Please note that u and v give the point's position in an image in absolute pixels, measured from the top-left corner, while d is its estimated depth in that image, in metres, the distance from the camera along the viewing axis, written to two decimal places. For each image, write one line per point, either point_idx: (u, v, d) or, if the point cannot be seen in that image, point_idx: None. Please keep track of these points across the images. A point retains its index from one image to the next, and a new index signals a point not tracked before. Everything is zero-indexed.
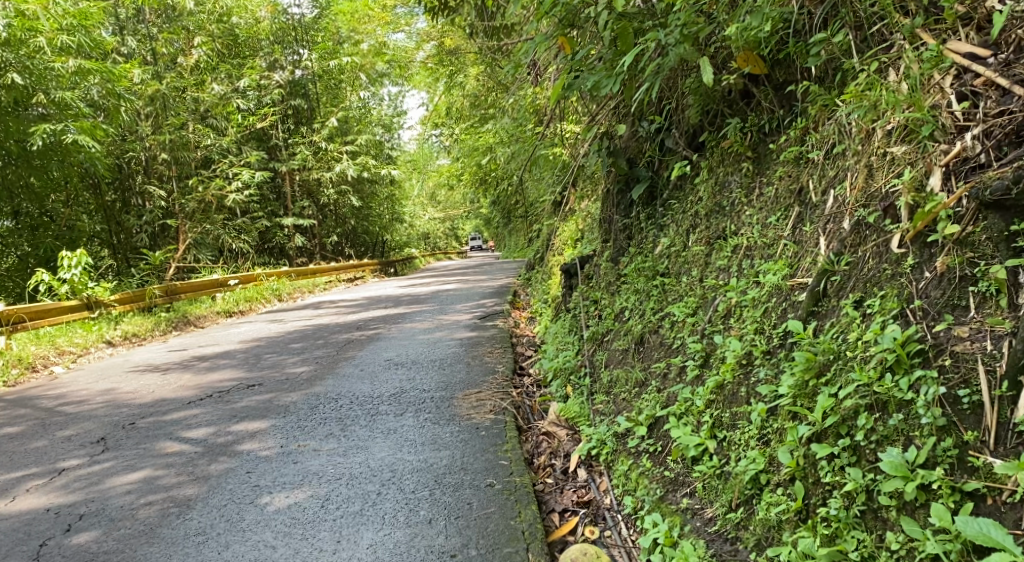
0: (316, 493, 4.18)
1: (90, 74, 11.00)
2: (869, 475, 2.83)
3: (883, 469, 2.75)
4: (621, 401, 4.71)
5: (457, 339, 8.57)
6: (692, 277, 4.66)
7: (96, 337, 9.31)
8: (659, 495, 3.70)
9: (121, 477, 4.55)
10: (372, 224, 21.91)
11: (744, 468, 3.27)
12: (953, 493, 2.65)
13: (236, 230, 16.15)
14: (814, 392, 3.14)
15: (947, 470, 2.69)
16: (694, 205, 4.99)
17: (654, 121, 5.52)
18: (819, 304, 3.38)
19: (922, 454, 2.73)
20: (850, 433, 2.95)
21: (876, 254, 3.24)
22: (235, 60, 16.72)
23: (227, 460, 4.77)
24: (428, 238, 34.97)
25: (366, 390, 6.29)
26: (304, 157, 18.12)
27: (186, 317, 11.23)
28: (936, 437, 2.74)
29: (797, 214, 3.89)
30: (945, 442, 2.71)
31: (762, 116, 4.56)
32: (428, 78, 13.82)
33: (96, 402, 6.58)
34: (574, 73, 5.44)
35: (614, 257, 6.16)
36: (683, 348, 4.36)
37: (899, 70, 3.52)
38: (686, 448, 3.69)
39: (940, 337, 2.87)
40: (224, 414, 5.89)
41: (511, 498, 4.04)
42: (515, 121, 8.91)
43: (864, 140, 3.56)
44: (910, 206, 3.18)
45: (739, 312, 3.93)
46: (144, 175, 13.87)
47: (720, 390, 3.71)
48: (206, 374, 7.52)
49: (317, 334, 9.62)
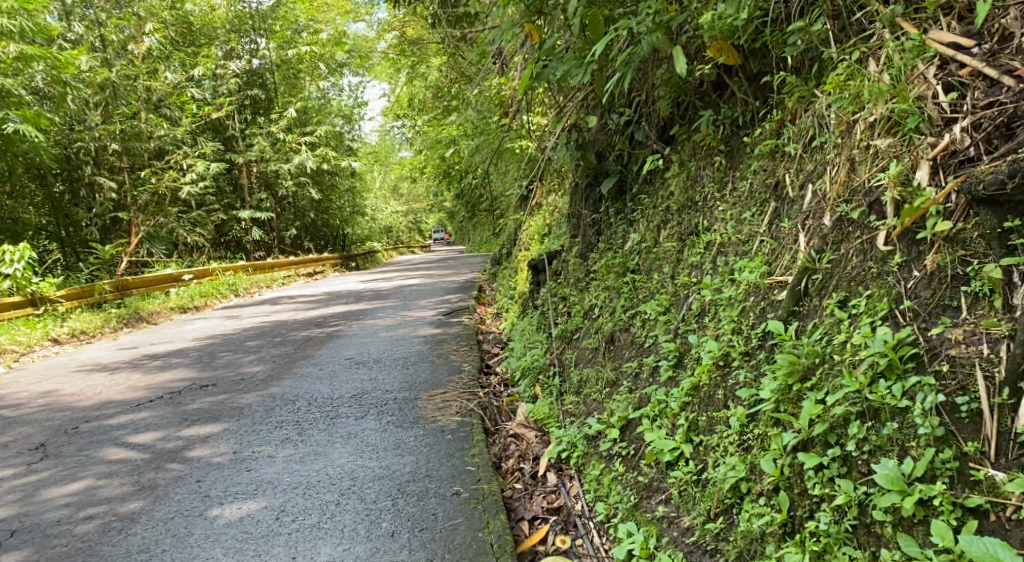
0: (271, 504, 3.95)
1: (34, 61, 10.63)
2: (861, 488, 2.70)
3: (878, 482, 2.62)
4: (592, 402, 4.55)
5: (422, 337, 8.34)
6: (663, 274, 4.51)
7: (41, 335, 8.93)
8: (633, 502, 3.55)
9: (59, 489, 4.29)
10: (332, 217, 21.55)
11: (724, 476, 3.13)
12: (954, 510, 2.52)
13: (191, 223, 15.69)
14: (798, 397, 3.01)
15: (948, 484, 2.57)
16: (666, 200, 4.84)
17: (624, 114, 5.37)
18: (800, 304, 3.26)
19: (919, 467, 2.60)
20: (840, 442, 2.81)
21: (860, 252, 3.11)
22: (189, 49, 16.25)
23: (175, 468, 4.52)
24: (391, 232, 34.45)
25: (326, 391, 6.05)
26: (261, 148, 17.68)
27: (138, 313, 10.81)
28: (934, 448, 2.61)
29: (774, 210, 3.76)
30: (944, 453, 2.59)
31: (735, 109, 4.42)
32: (390, 69, 13.54)
33: (37, 405, 6.26)
34: (542, 64, 5.23)
35: (583, 253, 5.99)
36: (655, 347, 4.20)
37: (880, 60, 3.39)
38: (660, 452, 3.55)
39: (934, 340, 2.75)
40: (174, 417, 5.62)
41: (479, 508, 3.86)
42: (480, 114, 8.70)
43: (844, 133, 3.44)
44: (896, 201, 3.06)
45: (715, 311, 3.78)
46: (93, 166, 13.22)
47: (696, 392, 3.57)
48: (157, 373, 7.22)
49: (274, 332, 9.32)
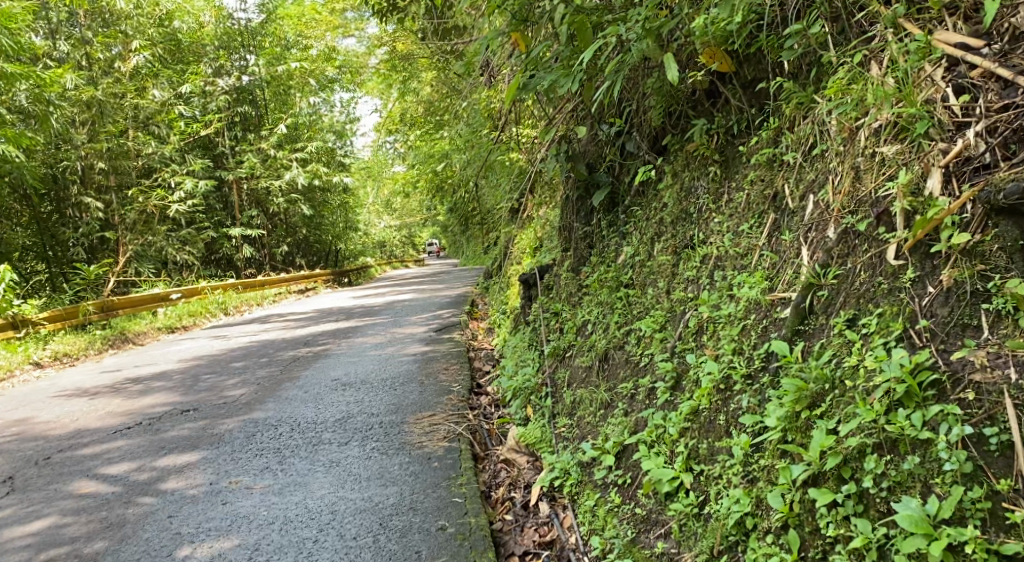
0: (244, 542, 3.78)
1: (17, 80, 10.31)
2: (880, 529, 2.49)
3: (901, 525, 2.41)
4: (586, 425, 4.32)
5: (411, 355, 8.13)
6: (658, 289, 4.31)
7: (22, 358, 8.66)
8: (630, 536, 3.34)
9: (20, 528, 4.14)
10: (325, 233, 21.31)
11: (727, 511, 2.93)
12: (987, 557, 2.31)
13: (180, 241, 15.44)
14: (807, 425, 2.81)
15: (980, 527, 2.36)
16: (658, 212, 4.64)
17: (614, 124, 5.17)
18: (805, 323, 3.05)
19: (945, 508, 2.40)
20: (855, 477, 2.60)
21: (869, 266, 2.92)
22: (178, 66, 16.02)
23: (147, 502, 4.32)
24: (383, 247, 34.22)
25: (310, 415, 5.82)
26: (251, 165, 17.48)
27: (123, 334, 10.57)
28: (964, 487, 2.40)
29: (773, 221, 3.56)
30: (974, 493, 2.38)
31: (730, 116, 4.22)
32: (380, 84, 13.35)
33: (9, 434, 6.01)
34: (530, 74, 5.01)
35: (575, 267, 5.79)
36: (650, 367, 3.98)
37: (883, 63, 3.19)
38: (658, 482, 3.32)
39: (956, 364, 2.55)
40: (151, 445, 5.38)
41: (464, 545, 3.66)
42: (470, 127, 8.50)
43: (847, 141, 3.25)
44: (907, 211, 2.87)
45: (713, 329, 3.57)
46: (80, 185, 13.03)
47: (696, 416, 3.36)
48: (138, 398, 6.96)
49: (261, 352, 9.08)
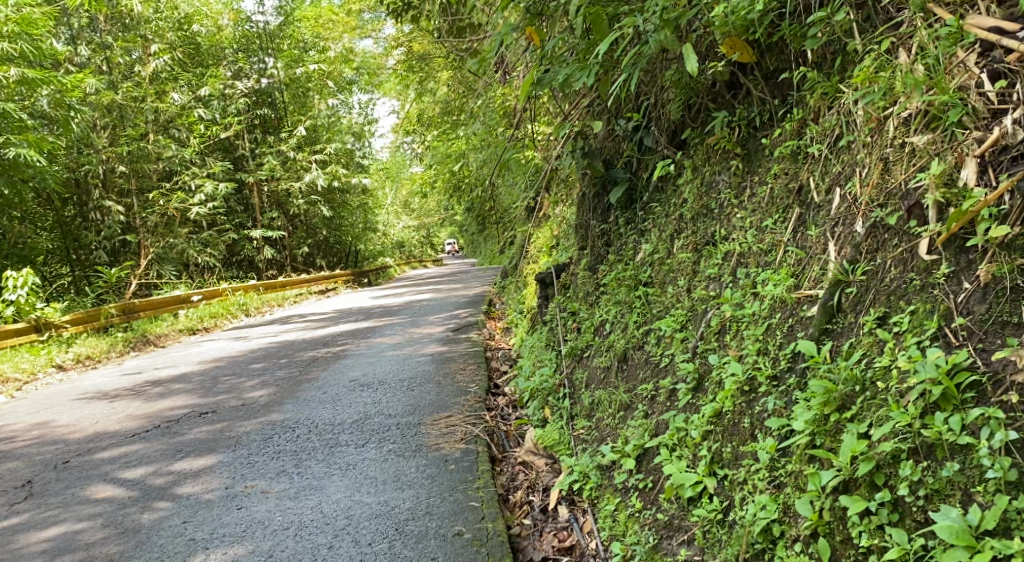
0: (258, 548, 3.73)
1: (38, 85, 10.35)
2: (918, 540, 2.37)
3: (940, 536, 2.29)
4: (605, 427, 4.22)
5: (428, 355, 8.07)
6: (678, 287, 4.20)
7: (45, 361, 8.69)
8: (652, 543, 3.24)
9: (36, 534, 4.11)
10: (344, 234, 21.31)
11: (753, 518, 2.82)
12: None
13: (201, 244, 15.49)
14: (837, 429, 2.69)
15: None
16: (678, 208, 4.53)
17: (632, 119, 5.09)
18: (833, 321, 2.94)
19: (988, 519, 2.27)
20: (889, 485, 2.48)
21: (900, 262, 2.80)
22: (197, 70, 16.02)
23: (163, 508, 4.28)
24: (403, 248, 34.23)
25: (327, 417, 5.75)
26: (271, 167, 17.51)
27: (145, 336, 10.59)
28: (1007, 496, 2.28)
29: (797, 216, 3.45)
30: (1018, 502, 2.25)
31: (752, 108, 4.11)
32: (398, 85, 13.22)
33: (29, 437, 6.01)
34: (546, 68, 4.90)
35: (592, 265, 5.69)
36: (671, 368, 3.88)
37: (911, 50, 3.06)
38: (681, 486, 3.21)
39: (996, 364, 2.43)
40: (168, 448, 5.34)
41: (482, 551, 3.58)
42: (486, 125, 8.41)
43: (874, 131, 3.13)
44: (939, 203, 2.75)
45: (737, 328, 3.46)
46: (102, 189, 13.08)
47: (719, 419, 3.25)
48: (158, 400, 6.94)
49: (280, 352, 9.06)
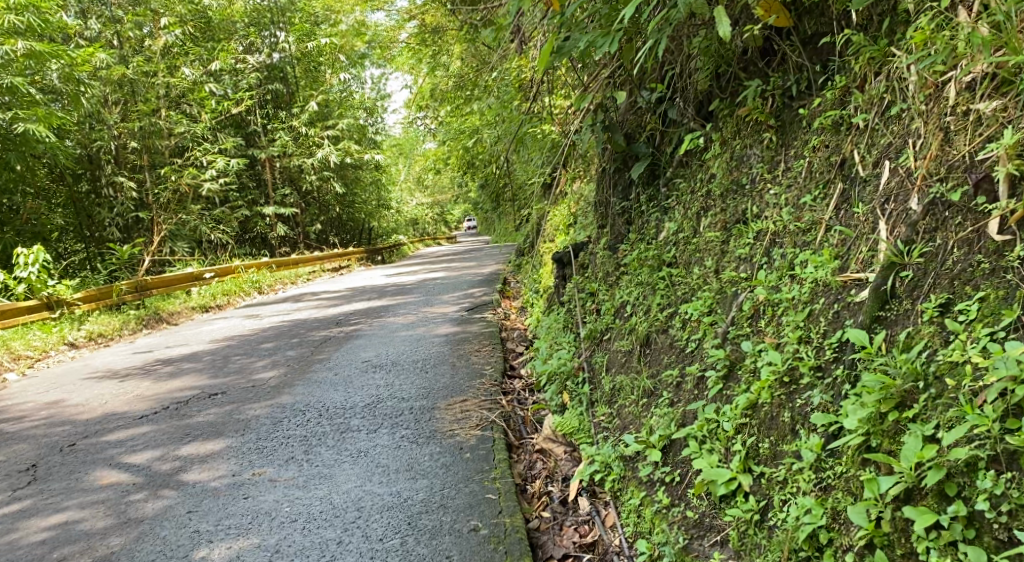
0: (262, 542, 3.54)
1: (47, 59, 10.08)
2: None
3: None
4: (628, 415, 3.99)
5: (442, 335, 7.86)
6: (704, 268, 3.93)
7: (57, 339, 8.55)
8: (681, 543, 3.00)
9: (38, 522, 3.94)
10: (358, 211, 21.09)
11: (798, 523, 2.59)
12: None
13: (214, 221, 15.29)
14: (896, 430, 2.46)
15: None
16: (706, 184, 4.25)
17: (655, 90, 4.80)
18: (886, 308, 2.69)
19: None
20: (963, 496, 2.26)
21: (964, 244, 2.57)
22: (208, 44, 15.56)
23: (167, 496, 4.10)
24: (416, 223, 34.22)
25: (338, 399, 5.55)
26: (283, 143, 17.23)
27: (158, 313, 10.44)
28: None
29: (840, 192, 3.18)
30: None
31: (788, 77, 3.82)
32: (411, 59, 12.85)
33: (37, 418, 5.85)
34: (565, 35, 4.61)
35: (611, 245, 5.41)
36: (698, 353, 3.64)
37: (972, 7, 2.78)
38: (712, 483, 2.98)
39: None
40: (176, 431, 5.15)
41: (499, 550, 3.38)
42: (501, 99, 8.10)
43: (931, 98, 2.88)
44: (1012, 177, 2.52)
45: (772, 314, 3.20)
46: (114, 165, 12.90)
47: (755, 411, 3.00)
48: (168, 380, 6.76)
49: (292, 331, 8.84)
